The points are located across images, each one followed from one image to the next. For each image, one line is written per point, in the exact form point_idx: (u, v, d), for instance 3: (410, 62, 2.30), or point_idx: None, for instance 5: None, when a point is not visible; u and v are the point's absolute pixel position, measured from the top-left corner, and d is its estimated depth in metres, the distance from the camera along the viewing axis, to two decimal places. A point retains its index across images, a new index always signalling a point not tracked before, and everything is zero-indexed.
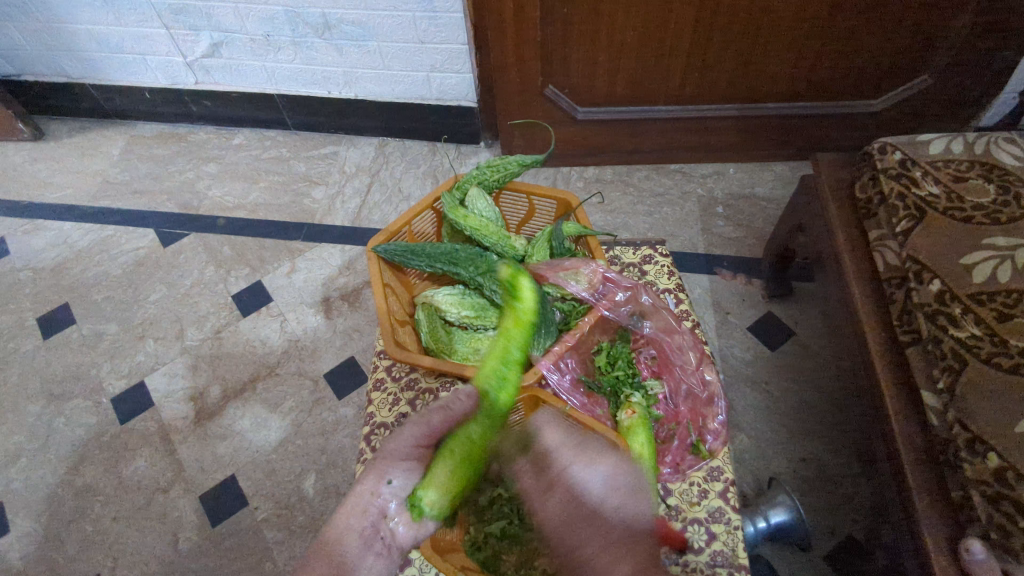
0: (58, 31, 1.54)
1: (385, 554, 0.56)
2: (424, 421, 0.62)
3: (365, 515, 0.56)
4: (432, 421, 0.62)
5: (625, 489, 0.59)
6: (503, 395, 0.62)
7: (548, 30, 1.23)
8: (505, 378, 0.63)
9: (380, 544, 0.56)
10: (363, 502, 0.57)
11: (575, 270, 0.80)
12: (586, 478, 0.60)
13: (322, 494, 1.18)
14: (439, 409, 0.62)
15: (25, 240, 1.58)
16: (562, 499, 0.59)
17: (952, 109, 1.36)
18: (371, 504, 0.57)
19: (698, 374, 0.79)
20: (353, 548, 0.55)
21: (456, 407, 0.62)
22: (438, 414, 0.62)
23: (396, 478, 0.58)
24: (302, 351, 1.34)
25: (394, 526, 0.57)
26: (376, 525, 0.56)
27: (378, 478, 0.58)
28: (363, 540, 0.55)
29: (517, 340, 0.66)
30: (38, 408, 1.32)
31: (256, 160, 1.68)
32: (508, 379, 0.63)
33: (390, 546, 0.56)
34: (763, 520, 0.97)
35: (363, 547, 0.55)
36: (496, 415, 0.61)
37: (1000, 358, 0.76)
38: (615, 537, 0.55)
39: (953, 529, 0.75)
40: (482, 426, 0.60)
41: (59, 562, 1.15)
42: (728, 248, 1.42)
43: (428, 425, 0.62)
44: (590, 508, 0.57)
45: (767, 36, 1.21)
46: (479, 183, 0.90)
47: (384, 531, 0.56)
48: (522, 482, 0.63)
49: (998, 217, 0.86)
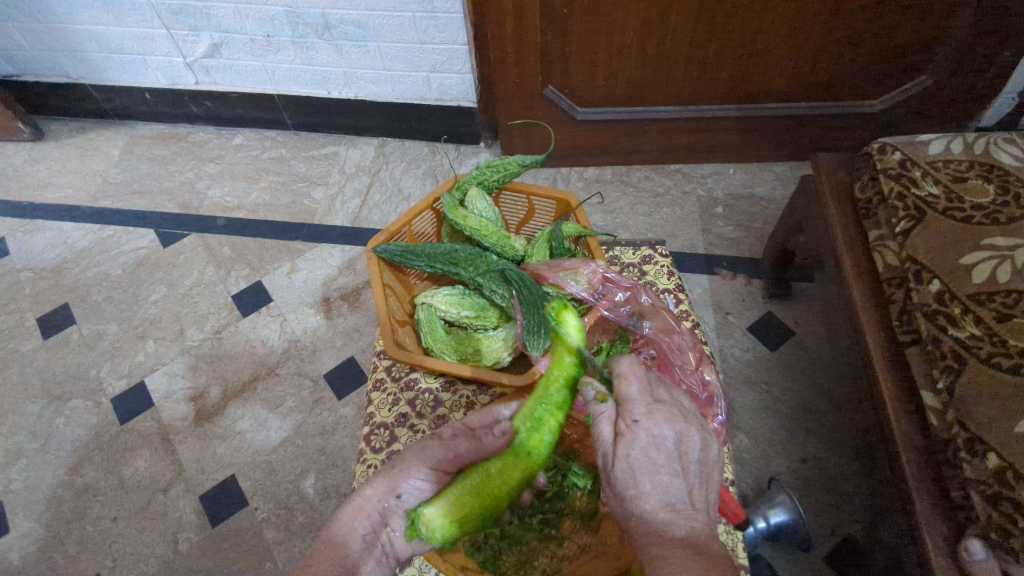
0: (59, 32, 1.54)
1: (383, 561, 0.59)
2: (451, 445, 0.61)
3: (366, 521, 0.58)
4: (460, 449, 0.61)
5: (693, 460, 0.57)
6: (539, 442, 0.61)
7: (548, 30, 1.23)
8: (545, 424, 0.61)
9: (379, 549, 0.59)
10: (368, 507, 0.58)
11: (575, 270, 0.81)
12: (660, 438, 0.56)
13: (322, 494, 1.18)
14: (468, 439, 0.62)
15: (25, 240, 1.58)
16: (633, 456, 0.56)
17: (952, 109, 1.36)
18: (374, 512, 0.58)
19: (698, 374, 0.76)
20: (354, 552, 0.57)
21: (489, 442, 0.62)
22: (467, 443, 0.61)
23: (405, 493, 0.59)
24: (302, 351, 1.35)
25: (393, 536, 0.59)
26: (376, 531, 0.58)
27: (388, 489, 0.59)
28: (364, 544, 0.58)
29: (563, 379, 0.63)
30: (38, 408, 1.32)
31: (256, 161, 1.68)
32: (547, 424, 0.61)
33: (387, 553, 0.59)
34: (762, 521, 0.98)
35: (363, 550, 0.58)
36: (531, 461, 0.60)
37: (1000, 358, 0.76)
38: (675, 505, 0.55)
39: (953, 529, 0.75)
40: (514, 470, 0.60)
41: (59, 562, 1.15)
42: (728, 248, 1.42)
43: (455, 450, 0.61)
44: (657, 471, 0.55)
45: (767, 36, 1.21)
46: (479, 183, 0.90)
47: (383, 537, 0.59)
48: (599, 429, 0.59)
49: (997, 217, 0.86)
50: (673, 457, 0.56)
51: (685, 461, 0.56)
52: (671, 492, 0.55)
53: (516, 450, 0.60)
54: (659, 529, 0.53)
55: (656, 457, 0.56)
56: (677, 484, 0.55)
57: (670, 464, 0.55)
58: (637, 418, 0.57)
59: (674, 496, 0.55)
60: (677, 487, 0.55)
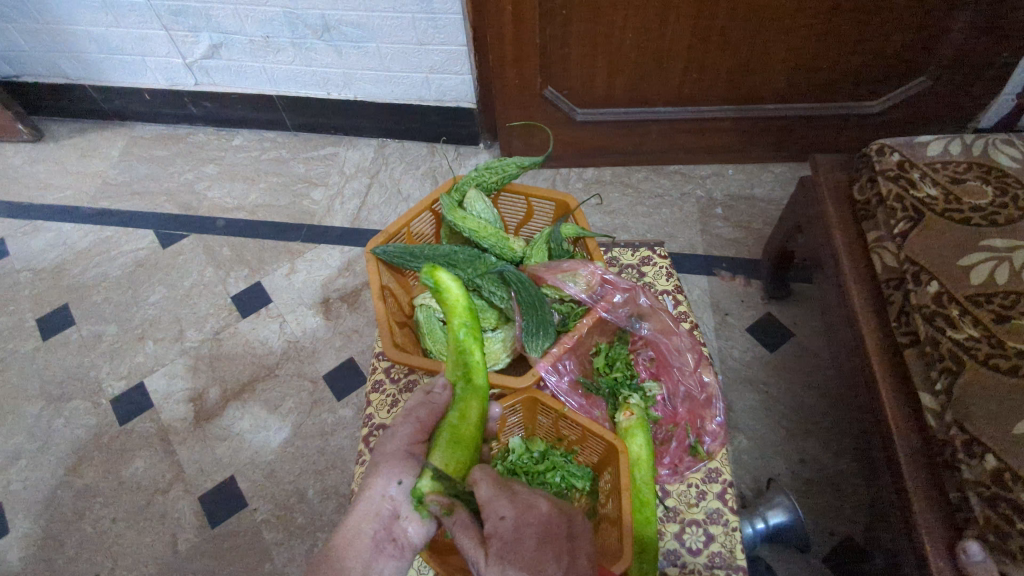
0: (58, 33, 1.54)
1: (398, 555, 0.53)
2: (412, 416, 0.61)
3: (377, 517, 0.53)
4: (420, 416, 0.61)
5: (561, 537, 0.54)
6: (476, 371, 0.65)
7: (547, 33, 1.24)
8: (474, 361, 0.66)
9: (393, 548, 0.53)
10: (374, 505, 0.54)
11: (573, 271, 0.81)
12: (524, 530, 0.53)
13: (322, 495, 1.18)
14: (422, 404, 0.63)
15: (25, 241, 1.58)
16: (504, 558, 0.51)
17: (951, 111, 1.36)
18: (382, 507, 0.54)
19: (696, 376, 0.80)
20: (368, 555, 0.52)
21: (436, 400, 0.63)
22: (424, 408, 0.62)
23: (405, 476, 0.56)
24: (301, 352, 1.35)
25: (406, 526, 0.54)
26: (388, 527, 0.54)
27: (386, 479, 0.55)
28: (376, 544, 0.52)
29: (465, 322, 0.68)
30: (38, 409, 1.32)
31: (256, 161, 1.68)
32: (476, 356, 0.66)
33: (404, 546, 0.54)
34: (762, 522, 0.97)
35: (375, 551, 0.52)
36: (482, 388, 0.65)
37: (997, 360, 0.77)
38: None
39: (950, 529, 0.75)
40: (479, 405, 0.64)
41: (59, 562, 1.15)
42: (728, 249, 1.42)
43: (418, 420, 0.61)
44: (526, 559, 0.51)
45: (766, 37, 1.22)
46: (478, 183, 0.90)
47: (397, 532, 0.54)
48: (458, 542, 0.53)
49: (996, 218, 0.86)
50: (541, 544, 0.52)
51: (555, 546, 0.53)
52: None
53: (468, 393, 0.64)
54: None
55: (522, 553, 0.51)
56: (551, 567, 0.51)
57: (543, 546, 0.52)
58: (500, 513, 0.53)
59: None
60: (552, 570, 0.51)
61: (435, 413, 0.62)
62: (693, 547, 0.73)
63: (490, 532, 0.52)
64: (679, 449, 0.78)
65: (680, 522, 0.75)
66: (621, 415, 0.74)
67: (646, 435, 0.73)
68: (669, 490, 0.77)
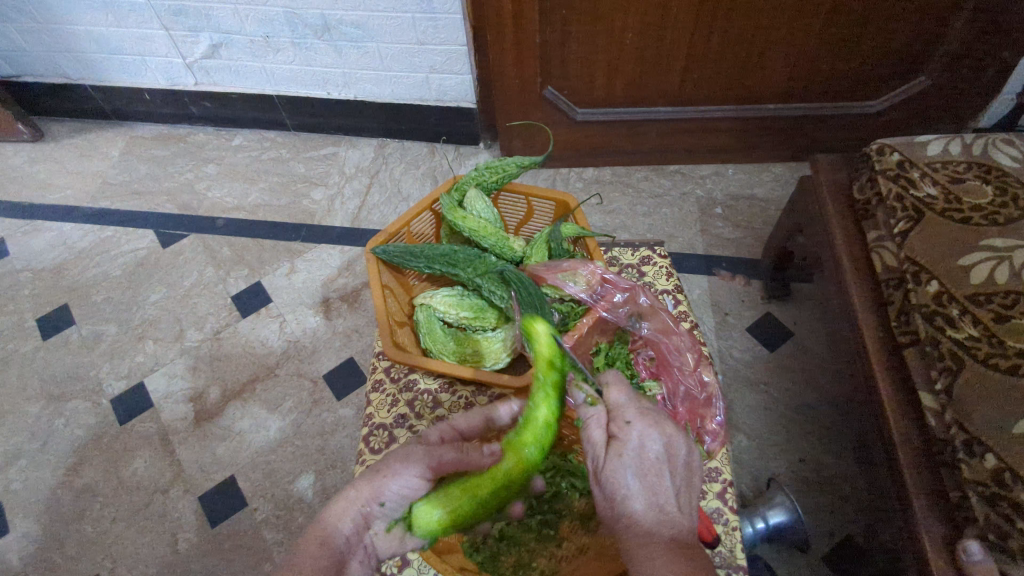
0: (57, 32, 1.54)
1: (365, 560, 0.62)
2: (434, 453, 0.62)
3: (350, 524, 0.60)
4: (441, 458, 0.62)
5: (678, 464, 0.60)
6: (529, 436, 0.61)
7: (547, 33, 1.24)
8: (532, 417, 0.62)
9: (360, 551, 0.62)
10: (351, 514, 0.60)
11: (573, 271, 0.81)
12: (650, 442, 0.58)
13: (321, 494, 1.18)
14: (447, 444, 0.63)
15: (25, 241, 1.58)
16: (628, 455, 0.58)
17: (950, 111, 1.36)
18: (358, 515, 0.60)
19: (696, 375, 0.79)
20: (338, 553, 0.59)
21: (472, 458, 0.63)
22: (452, 454, 0.62)
23: (390, 499, 0.61)
24: (302, 351, 1.35)
25: (376, 535, 0.62)
26: (358, 533, 0.61)
27: (372, 497, 0.60)
28: (347, 546, 0.60)
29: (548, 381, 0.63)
30: (38, 409, 1.32)
31: (256, 161, 1.68)
32: (537, 415, 0.62)
33: (369, 552, 0.62)
34: (762, 521, 0.97)
35: (345, 553, 0.61)
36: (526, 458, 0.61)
37: (997, 359, 0.77)
38: (660, 497, 0.57)
39: (950, 529, 0.75)
40: (509, 463, 0.60)
41: (59, 562, 1.15)
42: (728, 249, 1.42)
43: (439, 458, 0.62)
44: (649, 465, 0.58)
45: (766, 36, 1.21)
46: (478, 183, 0.90)
47: (366, 537, 0.62)
48: (589, 432, 0.61)
49: (995, 218, 0.86)
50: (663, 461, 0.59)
51: (674, 462, 0.60)
52: (659, 488, 0.58)
53: (510, 445, 0.61)
54: (646, 528, 0.56)
55: (647, 456, 0.58)
56: (666, 482, 0.58)
57: (661, 465, 0.58)
58: (628, 420, 0.60)
59: (661, 497, 0.57)
60: (665, 483, 0.58)
61: (460, 458, 0.63)
62: None
63: (618, 436, 0.60)
64: None
65: None
66: None
67: None
68: None
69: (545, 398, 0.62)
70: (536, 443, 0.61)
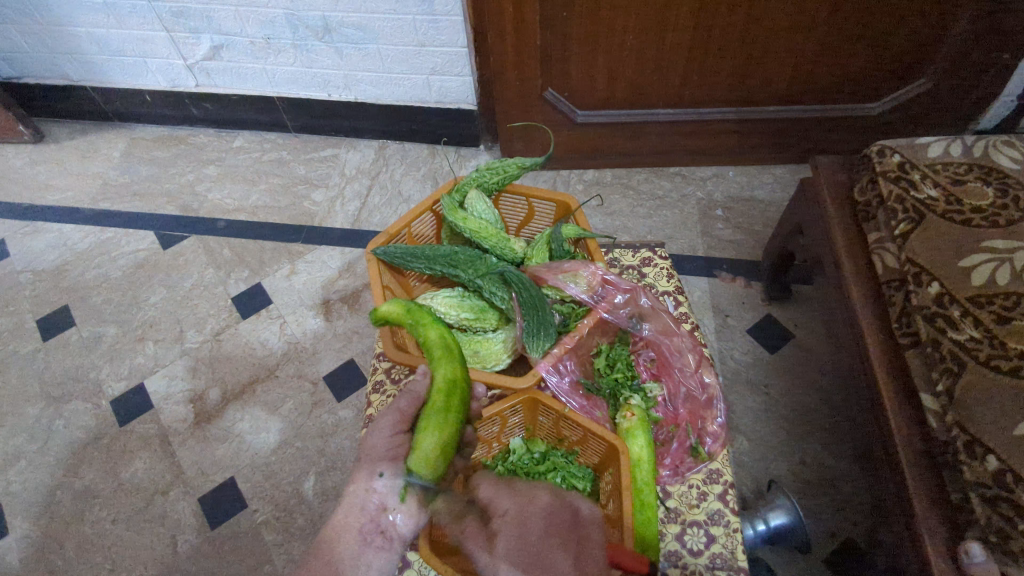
0: (59, 34, 1.54)
1: (385, 548, 0.62)
2: (394, 407, 0.66)
3: (363, 513, 0.61)
4: (400, 406, 0.66)
5: (566, 526, 0.59)
6: (434, 348, 0.70)
7: (547, 33, 1.24)
8: (428, 341, 0.71)
9: (379, 539, 0.61)
10: (359, 500, 0.61)
11: (575, 272, 0.81)
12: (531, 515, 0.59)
13: (321, 496, 1.18)
14: (405, 394, 0.67)
15: (25, 242, 1.58)
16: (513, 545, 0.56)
17: (950, 113, 1.36)
18: (368, 501, 0.61)
19: (697, 377, 0.80)
20: (355, 543, 0.61)
21: (417, 388, 0.67)
22: (404, 397, 0.66)
23: (386, 472, 0.62)
24: (301, 353, 1.35)
25: (395, 517, 0.61)
26: (376, 520, 0.61)
27: (370, 475, 0.62)
28: (363, 535, 0.61)
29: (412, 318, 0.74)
30: (37, 410, 1.32)
31: (256, 163, 1.69)
32: (428, 338, 0.71)
33: (390, 539, 0.62)
34: (762, 524, 0.97)
35: (363, 543, 0.61)
36: (445, 356, 0.69)
37: (999, 361, 0.76)
38: None
39: (953, 531, 0.75)
40: (443, 368, 0.67)
41: (58, 564, 1.15)
42: (728, 251, 1.42)
43: (400, 409, 0.66)
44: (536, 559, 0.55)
45: (766, 39, 1.22)
46: (479, 185, 0.90)
47: (383, 525, 0.61)
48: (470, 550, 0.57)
49: (996, 220, 0.86)
50: (549, 535, 0.57)
51: (560, 531, 0.58)
52: (554, 564, 0.55)
53: (435, 365, 0.68)
54: None
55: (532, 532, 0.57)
56: (558, 556, 0.55)
57: (547, 538, 0.57)
58: (504, 510, 0.60)
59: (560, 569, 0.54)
60: (559, 557, 0.55)
61: (417, 401, 0.67)
62: (694, 549, 0.73)
63: (496, 531, 0.58)
64: (680, 450, 0.78)
65: (681, 523, 0.75)
66: (621, 416, 0.75)
67: (648, 436, 0.73)
68: (670, 491, 0.77)
69: (426, 324, 0.73)
70: (446, 346, 0.70)
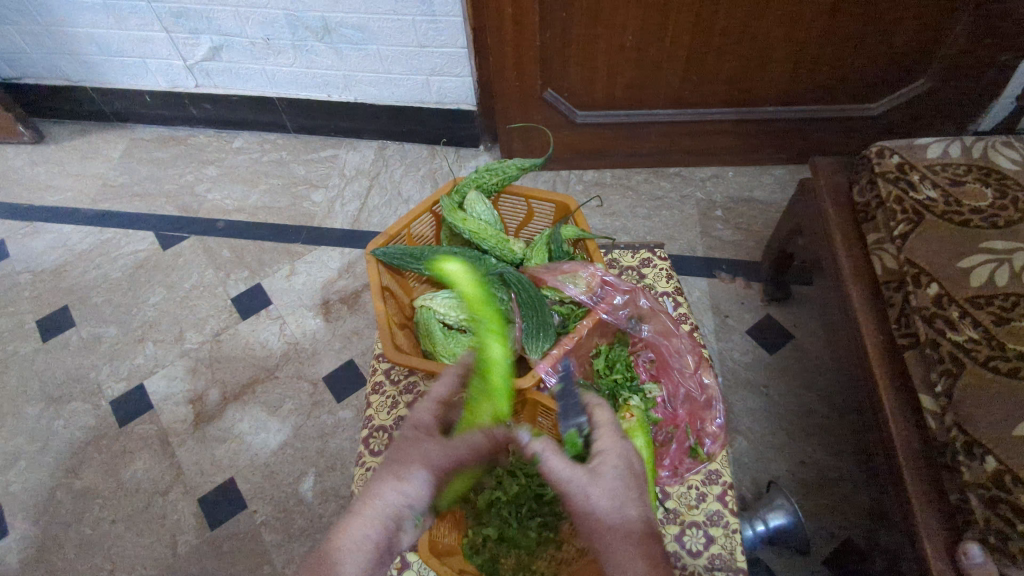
0: (58, 34, 1.54)
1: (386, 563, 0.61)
2: (455, 452, 0.66)
3: (380, 527, 0.60)
4: (461, 456, 0.67)
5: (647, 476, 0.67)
6: (495, 377, 0.72)
7: (547, 33, 1.24)
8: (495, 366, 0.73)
9: (388, 557, 0.61)
10: (383, 515, 0.61)
11: (574, 273, 0.81)
12: (633, 455, 0.66)
13: (321, 497, 1.18)
14: (468, 445, 0.67)
15: (25, 243, 1.58)
16: (617, 469, 0.64)
17: (948, 115, 1.37)
18: (390, 517, 0.61)
19: (696, 377, 0.80)
20: (365, 560, 0.58)
21: (479, 444, 0.68)
22: (468, 450, 0.67)
23: (419, 498, 0.62)
24: (301, 354, 1.35)
25: (404, 537, 0.62)
26: (390, 540, 0.60)
27: (402, 493, 0.62)
28: (376, 552, 0.59)
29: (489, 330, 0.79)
30: (37, 410, 1.32)
31: (256, 163, 1.69)
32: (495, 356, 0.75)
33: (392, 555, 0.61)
34: (762, 524, 0.97)
35: (374, 562, 0.59)
36: (503, 396, 0.71)
37: (998, 362, 0.77)
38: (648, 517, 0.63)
39: (951, 530, 0.75)
40: (492, 406, 0.71)
41: (58, 565, 1.15)
42: (728, 251, 1.42)
43: (456, 454, 0.66)
44: (612, 494, 0.62)
45: (765, 39, 1.22)
46: (478, 186, 0.90)
47: (395, 545, 0.61)
48: (553, 462, 0.63)
49: (995, 220, 0.86)
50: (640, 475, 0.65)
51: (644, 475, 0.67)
52: (643, 499, 0.64)
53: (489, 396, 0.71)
54: None
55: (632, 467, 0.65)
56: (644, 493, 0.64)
57: (640, 477, 0.65)
58: (616, 437, 0.66)
59: (645, 506, 0.63)
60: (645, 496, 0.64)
61: (474, 452, 0.68)
62: (693, 549, 0.73)
63: (600, 451, 0.65)
64: (679, 451, 0.78)
65: (680, 524, 0.75)
66: (621, 418, 0.75)
67: (648, 438, 0.73)
68: (669, 492, 0.77)
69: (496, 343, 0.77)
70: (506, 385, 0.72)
